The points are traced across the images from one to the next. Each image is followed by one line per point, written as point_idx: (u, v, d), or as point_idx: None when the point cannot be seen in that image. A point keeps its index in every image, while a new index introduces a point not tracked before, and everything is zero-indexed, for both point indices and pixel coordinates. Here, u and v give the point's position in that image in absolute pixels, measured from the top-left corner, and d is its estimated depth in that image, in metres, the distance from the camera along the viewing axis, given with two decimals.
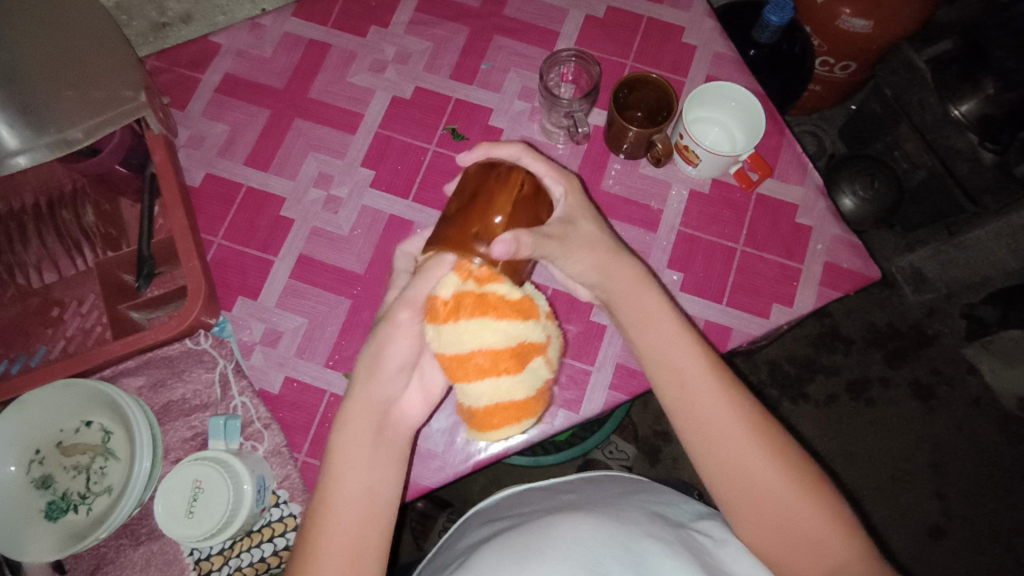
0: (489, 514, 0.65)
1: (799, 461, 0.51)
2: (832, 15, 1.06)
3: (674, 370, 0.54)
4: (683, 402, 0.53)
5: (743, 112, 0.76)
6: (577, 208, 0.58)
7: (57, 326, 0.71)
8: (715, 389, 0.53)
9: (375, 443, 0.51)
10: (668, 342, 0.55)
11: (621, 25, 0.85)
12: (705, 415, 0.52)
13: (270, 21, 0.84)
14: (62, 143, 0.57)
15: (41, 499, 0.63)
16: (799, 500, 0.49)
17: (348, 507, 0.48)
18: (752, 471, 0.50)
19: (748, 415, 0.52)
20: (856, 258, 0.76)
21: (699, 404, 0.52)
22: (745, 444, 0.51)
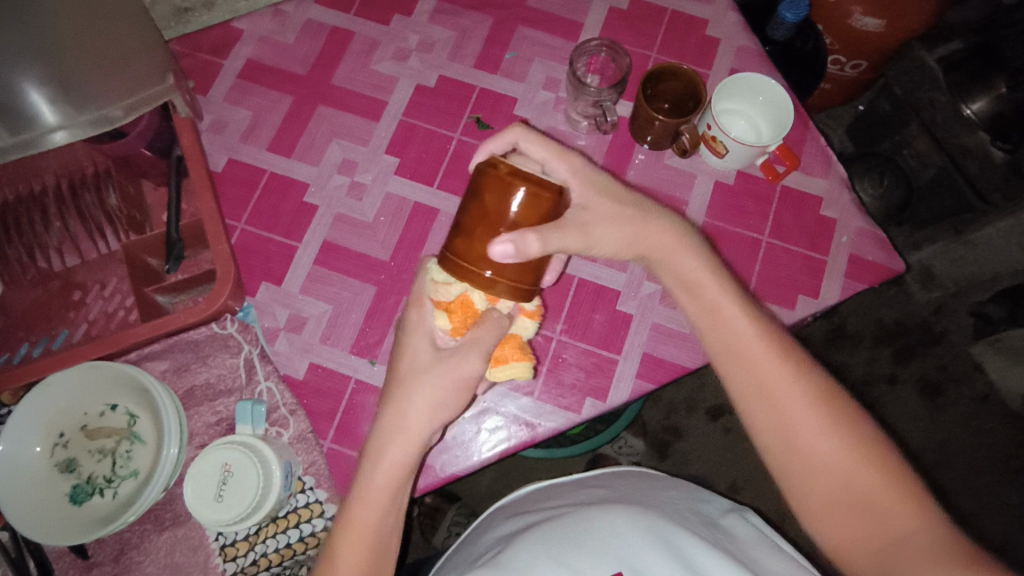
0: (514, 509, 0.65)
1: (857, 423, 0.48)
2: (844, 15, 1.08)
3: (722, 333, 0.53)
4: (725, 357, 0.53)
5: (772, 107, 0.77)
6: (588, 188, 0.56)
7: (78, 309, 0.71)
8: (763, 355, 0.51)
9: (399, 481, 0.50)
10: (716, 307, 0.54)
11: (645, 17, 0.85)
12: (758, 380, 0.51)
13: (292, 8, 0.84)
14: (99, 121, 0.57)
15: (65, 483, 0.62)
16: (855, 470, 0.46)
17: (370, 515, 0.49)
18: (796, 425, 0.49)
19: (806, 380, 0.50)
20: (879, 250, 0.77)
21: (743, 369, 0.52)
22: (800, 408, 0.49)
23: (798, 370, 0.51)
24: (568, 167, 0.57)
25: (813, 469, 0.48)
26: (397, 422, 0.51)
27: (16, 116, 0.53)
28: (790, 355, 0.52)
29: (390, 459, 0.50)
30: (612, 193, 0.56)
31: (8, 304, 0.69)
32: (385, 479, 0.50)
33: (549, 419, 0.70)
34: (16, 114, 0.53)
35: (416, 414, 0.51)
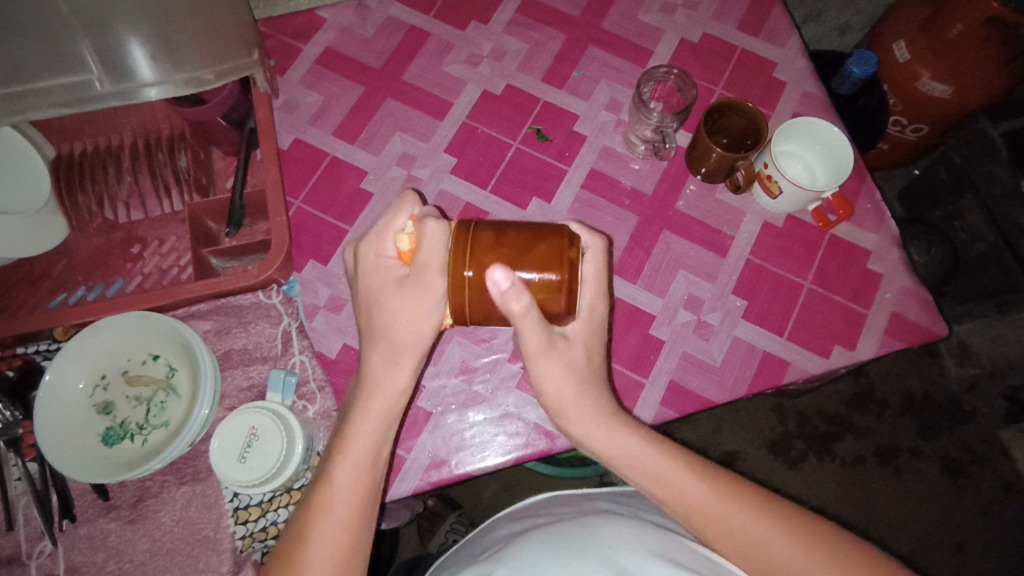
0: (520, 514, 0.65)
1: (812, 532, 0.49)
2: (913, 77, 1.09)
3: (640, 467, 0.53)
4: (655, 490, 0.52)
5: (830, 153, 0.77)
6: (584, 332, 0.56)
7: (134, 261, 0.75)
8: (686, 477, 0.52)
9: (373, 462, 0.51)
10: (627, 441, 0.54)
11: (715, 52, 0.86)
12: (692, 504, 0.51)
13: (376, 3, 0.87)
14: (193, 81, 0.59)
15: (100, 423, 0.65)
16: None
17: (348, 492, 0.49)
18: (839, 549, 0.47)
19: (737, 492, 0.51)
20: (923, 312, 0.76)
21: (676, 496, 0.51)
22: (752, 527, 0.49)
23: (722, 483, 0.52)
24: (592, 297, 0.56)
25: None
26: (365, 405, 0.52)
27: (118, 67, 0.56)
28: (709, 473, 0.53)
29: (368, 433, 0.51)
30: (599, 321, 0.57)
31: (73, 248, 0.75)
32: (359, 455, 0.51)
33: None
34: (116, 64, 0.56)
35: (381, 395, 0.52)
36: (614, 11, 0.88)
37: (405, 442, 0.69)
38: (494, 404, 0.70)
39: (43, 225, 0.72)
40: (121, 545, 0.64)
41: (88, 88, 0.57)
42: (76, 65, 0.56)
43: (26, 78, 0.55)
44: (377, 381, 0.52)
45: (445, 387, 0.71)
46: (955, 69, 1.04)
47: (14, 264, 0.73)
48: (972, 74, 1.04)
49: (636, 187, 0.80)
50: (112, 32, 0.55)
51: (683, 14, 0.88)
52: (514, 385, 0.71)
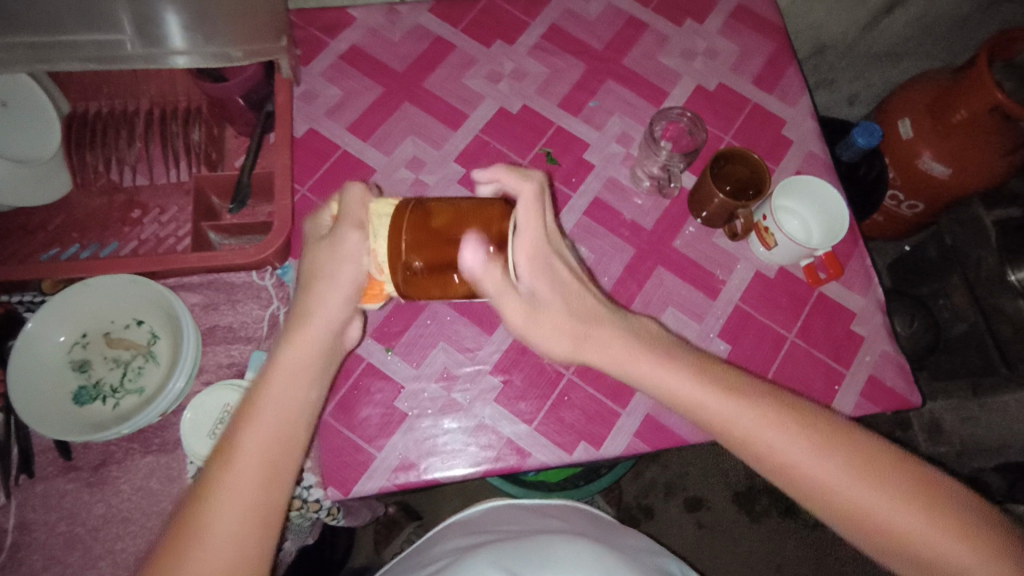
0: (471, 527, 0.64)
1: (833, 434, 0.52)
2: (914, 155, 1.13)
3: (675, 394, 0.54)
4: (693, 414, 0.54)
5: (826, 214, 0.79)
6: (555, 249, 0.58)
7: (134, 226, 0.75)
8: (725, 398, 0.53)
9: (282, 439, 0.47)
10: (661, 369, 0.54)
11: (728, 102, 0.89)
12: (738, 424, 0.52)
13: (407, 11, 0.89)
14: (220, 56, 0.60)
15: (74, 381, 0.64)
16: (857, 477, 0.50)
17: (249, 469, 0.45)
18: (858, 449, 0.52)
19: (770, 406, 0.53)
20: (901, 379, 0.77)
21: (721, 419, 0.53)
22: (784, 438, 0.52)
23: (760, 401, 0.53)
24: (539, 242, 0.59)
25: (827, 494, 0.51)
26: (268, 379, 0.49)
27: (151, 34, 0.58)
28: (743, 391, 0.54)
29: (278, 396, 0.48)
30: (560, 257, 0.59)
31: (72, 204, 0.75)
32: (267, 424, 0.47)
33: (541, 452, 0.70)
34: (149, 31, 0.57)
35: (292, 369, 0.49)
36: (635, 50, 0.90)
37: (376, 440, 0.68)
38: (470, 415, 0.70)
39: (50, 176, 0.72)
40: (76, 508, 0.63)
41: (120, 47, 0.58)
42: (110, 27, 0.57)
43: (60, 31, 0.56)
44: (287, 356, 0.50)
45: (424, 390, 0.71)
46: (955, 153, 1.08)
47: (11, 212, 0.73)
48: (971, 160, 1.07)
49: (636, 221, 0.81)
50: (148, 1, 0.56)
51: (702, 62, 0.91)
52: (492, 398, 0.71)
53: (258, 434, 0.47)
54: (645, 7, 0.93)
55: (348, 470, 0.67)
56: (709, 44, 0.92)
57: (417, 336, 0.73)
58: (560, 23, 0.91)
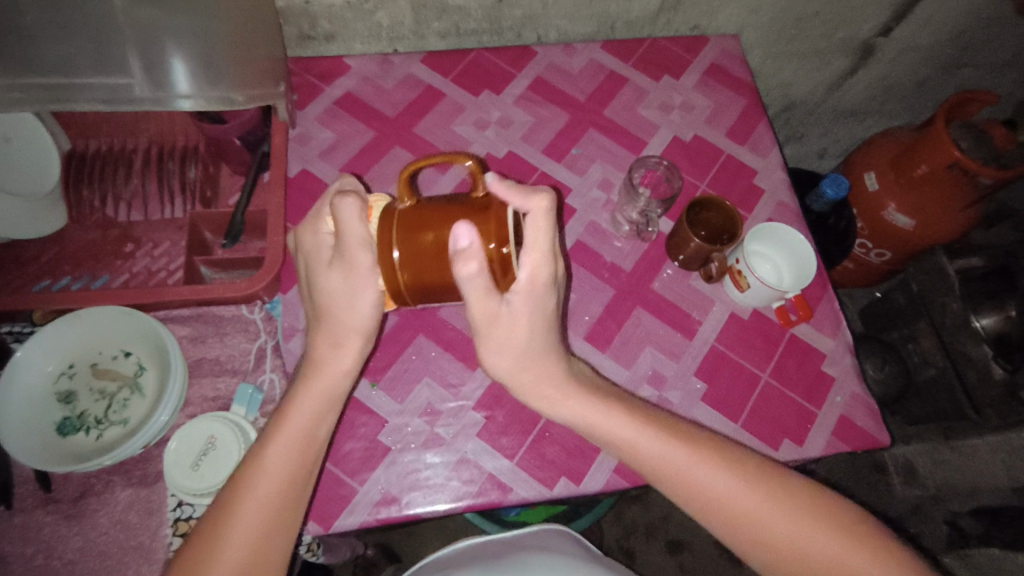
0: (451, 562, 0.65)
1: (786, 495, 0.57)
2: (879, 206, 1.19)
3: (647, 461, 0.58)
4: (661, 477, 0.58)
5: (795, 258, 0.83)
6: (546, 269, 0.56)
7: (126, 259, 0.77)
8: (692, 463, 0.57)
9: (300, 461, 0.53)
10: (634, 431, 0.58)
11: (702, 153, 0.94)
12: (704, 492, 0.57)
13: (400, 60, 0.94)
14: (224, 100, 0.63)
15: (59, 412, 0.65)
16: (809, 535, 0.55)
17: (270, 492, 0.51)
18: (811, 509, 0.57)
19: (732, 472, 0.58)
20: (869, 418, 0.80)
21: (689, 485, 0.57)
22: (743, 501, 0.56)
23: (723, 467, 0.58)
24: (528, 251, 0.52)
25: (783, 555, 0.55)
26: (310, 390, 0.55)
27: (158, 76, 0.60)
28: (707, 457, 0.58)
29: (309, 410, 0.54)
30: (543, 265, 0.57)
31: (67, 238, 0.77)
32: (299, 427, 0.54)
33: (522, 488, 0.71)
34: (156, 73, 0.60)
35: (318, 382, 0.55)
36: (616, 102, 0.95)
37: (359, 474, 0.69)
38: (453, 449, 0.71)
39: (46, 212, 0.74)
40: (53, 541, 0.62)
41: (127, 91, 0.60)
42: (119, 69, 0.59)
43: (72, 73, 0.59)
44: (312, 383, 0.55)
45: (408, 425, 0.72)
46: (917, 204, 1.14)
47: (5, 244, 0.75)
48: (932, 211, 1.13)
49: (616, 263, 0.84)
50: (159, 46, 0.60)
51: (679, 114, 0.96)
52: (475, 433, 0.73)
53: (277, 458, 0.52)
54: (625, 63, 0.99)
55: (330, 504, 0.67)
56: (686, 98, 0.98)
57: (403, 371, 0.75)
58: (545, 75, 0.96)
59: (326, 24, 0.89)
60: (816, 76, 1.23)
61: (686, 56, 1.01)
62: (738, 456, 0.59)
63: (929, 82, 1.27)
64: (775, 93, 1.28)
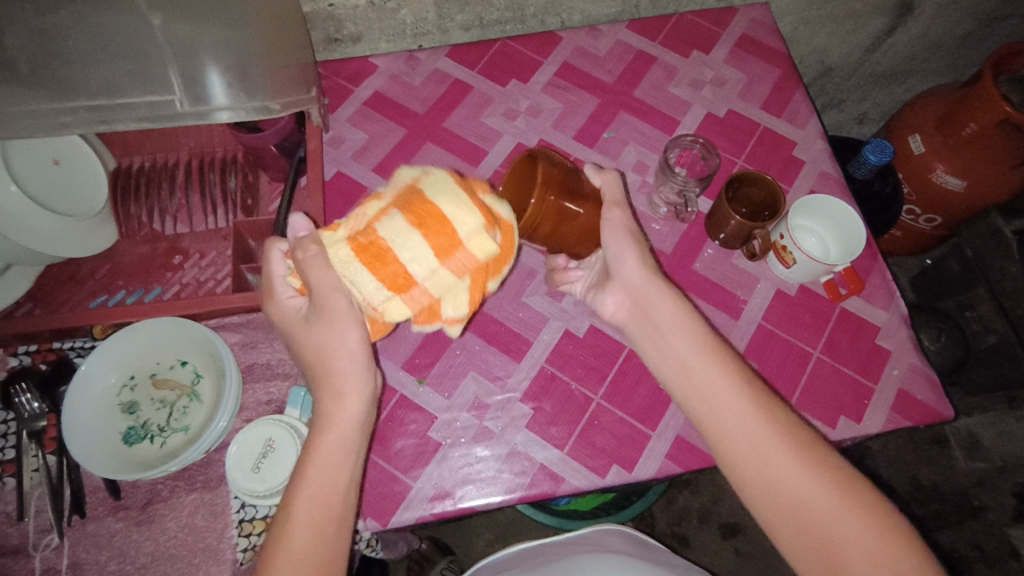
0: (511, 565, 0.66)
1: (829, 464, 0.50)
2: (927, 170, 1.14)
3: (686, 373, 0.56)
4: (688, 392, 0.55)
5: (842, 231, 0.81)
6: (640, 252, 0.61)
7: (175, 271, 0.79)
8: (731, 390, 0.53)
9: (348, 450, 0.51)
10: (683, 344, 0.57)
11: (738, 127, 0.92)
12: (733, 421, 0.52)
13: (425, 56, 0.94)
14: (263, 109, 0.65)
15: (123, 422, 0.67)
16: (831, 503, 0.48)
17: (324, 492, 0.49)
18: (850, 484, 0.49)
19: (775, 416, 0.52)
20: (930, 391, 0.77)
21: (718, 405, 0.53)
22: (773, 447, 0.51)
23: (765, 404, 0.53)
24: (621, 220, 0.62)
25: (795, 510, 0.49)
26: (331, 398, 0.52)
27: (198, 90, 0.62)
28: (753, 391, 0.53)
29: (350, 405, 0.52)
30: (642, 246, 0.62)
31: (118, 254, 0.79)
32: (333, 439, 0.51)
33: (574, 477, 0.70)
34: (196, 87, 0.62)
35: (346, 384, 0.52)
36: (646, 82, 0.94)
37: (412, 470, 0.70)
38: (502, 442, 0.72)
39: (94, 232, 0.77)
40: (126, 547, 0.65)
41: (170, 107, 0.62)
42: (163, 87, 0.61)
43: (116, 94, 0.61)
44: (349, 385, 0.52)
45: (457, 420, 0.73)
46: (968, 164, 1.09)
47: (62, 264, 0.77)
48: (984, 171, 1.09)
49: (656, 246, 0.83)
50: (196, 60, 0.61)
51: (711, 90, 0.94)
52: (524, 425, 0.73)
53: (325, 452, 0.51)
54: (653, 41, 0.97)
55: (386, 501, 0.68)
56: (717, 73, 0.95)
57: (448, 366, 0.75)
58: (572, 60, 0.95)
59: (351, 26, 0.89)
60: (852, 40, 1.18)
61: (715, 29, 0.98)
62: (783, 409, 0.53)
63: (974, 36, 1.22)
64: (810, 60, 1.24)
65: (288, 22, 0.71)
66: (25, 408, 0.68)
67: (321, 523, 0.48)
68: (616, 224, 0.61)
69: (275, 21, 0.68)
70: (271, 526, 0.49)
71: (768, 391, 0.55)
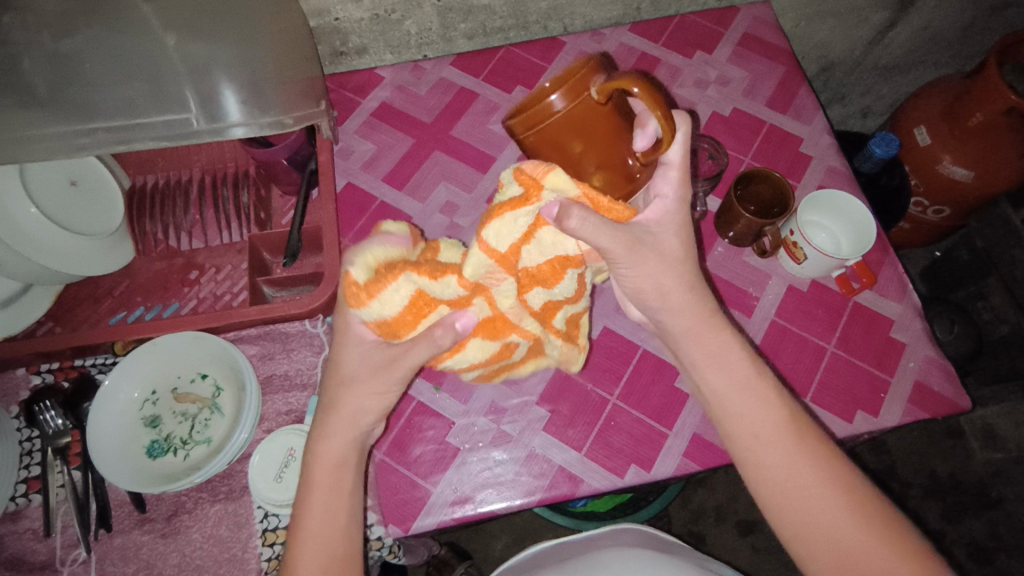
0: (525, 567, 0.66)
1: (870, 504, 0.52)
2: (933, 161, 1.13)
3: (737, 413, 0.56)
4: (734, 428, 0.56)
5: (852, 225, 0.81)
6: (651, 290, 0.57)
7: (192, 286, 0.80)
8: (779, 433, 0.55)
9: (340, 472, 0.56)
10: (736, 385, 0.57)
11: (744, 125, 0.92)
12: (777, 463, 0.54)
13: (430, 66, 0.95)
14: (278, 124, 0.68)
15: (146, 436, 0.68)
16: (874, 548, 0.50)
17: (329, 517, 0.55)
18: (889, 527, 0.51)
19: (819, 455, 0.54)
20: (947, 383, 0.77)
21: (764, 444, 0.55)
22: (820, 488, 0.53)
23: (809, 443, 0.55)
24: (634, 281, 0.56)
25: (839, 553, 0.51)
26: (322, 436, 0.57)
27: (213, 108, 0.64)
28: (798, 433, 0.55)
29: (337, 433, 0.57)
30: (668, 273, 0.56)
31: (135, 271, 0.80)
32: (329, 478, 0.56)
33: (594, 478, 0.71)
34: (211, 106, 0.64)
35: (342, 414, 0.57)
36: (650, 83, 0.94)
37: (432, 476, 0.70)
38: (521, 445, 0.72)
39: (110, 250, 0.77)
40: (152, 559, 0.65)
41: (187, 125, 0.63)
42: (179, 106, 0.63)
43: (134, 115, 0.62)
44: (339, 407, 0.57)
45: (474, 424, 0.73)
46: (975, 155, 1.09)
47: (81, 282, 0.79)
48: (992, 161, 1.08)
49: None
50: (208, 78, 0.63)
51: (716, 89, 0.94)
52: (541, 428, 0.73)
53: (319, 475, 0.56)
54: (655, 43, 0.97)
55: (407, 507, 0.69)
56: (721, 73, 0.96)
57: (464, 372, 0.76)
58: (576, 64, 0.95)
59: (357, 38, 0.90)
60: (853, 34, 1.18)
61: (717, 29, 0.99)
62: (828, 450, 0.55)
63: (976, 27, 1.22)
64: (813, 56, 1.24)
65: (296, 36, 0.72)
66: (49, 425, 0.69)
67: (328, 543, 0.54)
68: (644, 277, 0.56)
69: (285, 36, 0.69)
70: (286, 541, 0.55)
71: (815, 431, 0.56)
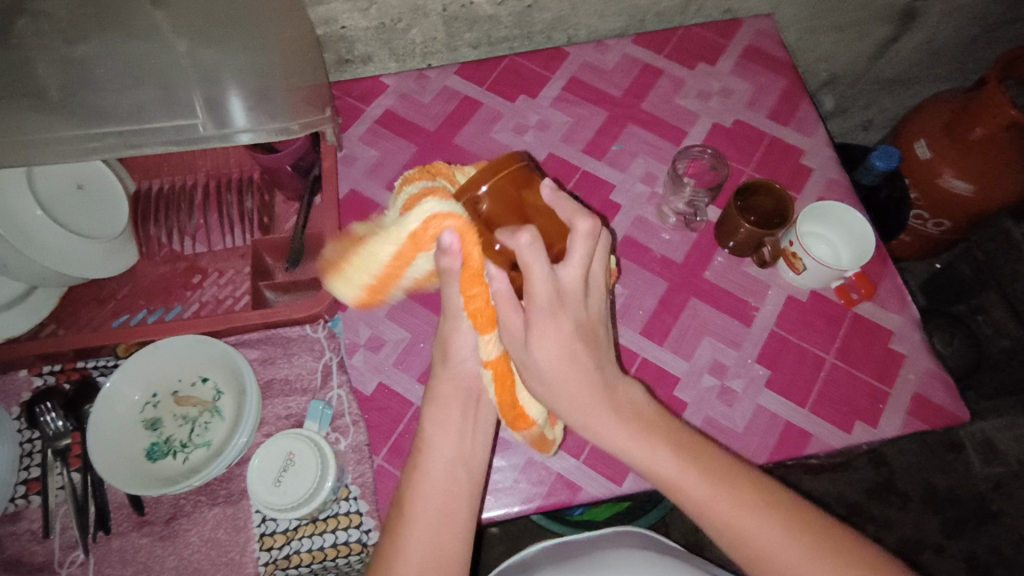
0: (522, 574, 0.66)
1: (813, 524, 0.51)
2: (934, 174, 1.14)
3: (644, 455, 0.53)
4: (645, 469, 0.53)
5: (852, 237, 0.82)
6: (565, 357, 0.53)
7: (195, 290, 0.80)
8: (692, 468, 0.53)
9: (449, 468, 0.56)
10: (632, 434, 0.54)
11: (746, 137, 0.93)
12: (701, 497, 0.51)
13: (435, 75, 0.96)
14: (282, 130, 0.67)
15: (146, 438, 0.68)
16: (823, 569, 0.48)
17: (435, 505, 0.54)
18: (843, 546, 0.49)
19: (743, 488, 0.52)
20: (946, 395, 0.77)
21: (684, 481, 0.52)
22: (751, 520, 0.50)
23: (729, 476, 0.53)
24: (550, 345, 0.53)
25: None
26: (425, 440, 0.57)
27: (220, 114, 0.65)
28: (714, 466, 0.53)
29: (439, 433, 0.58)
30: (575, 344, 0.53)
31: (139, 274, 0.81)
32: (438, 475, 0.55)
33: (592, 486, 0.71)
34: (218, 112, 0.65)
35: (440, 433, 0.57)
36: (653, 94, 0.95)
37: None
38: (520, 452, 0.72)
39: (118, 251, 0.79)
40: (150, 561, 0.65)
41: (195, 130, 0.64)
42: (187, 112, 0.64)
43: (143, 120, 0.64)
44: (440, 400, 0.59)
45: None
46: (977, 169, 1.09)
47: (86, 284, 0.79)
48: (993, 175, 1.09)
49: (667, 255, 0.84)
50: (218, 86, 0.64)
51: (718, 101, 0.95)
52: None
53: (429, 476, 0.55)
54: (659, 54, 0.98)
55: None
56: (724, 84, 0.96)
57: None
58: (579, 75, 0.96)
59: (363, 47, 0.91)
60: (856, 48, 1.19)
61: (720, 41, 1.00)
62: (755, 481, 0.53)
63: (977, 42, 1.22)
64: (814, 69, 1.25)
65: (304, 44, 0.73)
66: (50, 427, 0.69)
67: (435, 535, 0.52)
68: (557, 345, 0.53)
69: (293, 42, 0.70)
70: (387, 544, 0.53)
71: (737, 464, 0.54)
